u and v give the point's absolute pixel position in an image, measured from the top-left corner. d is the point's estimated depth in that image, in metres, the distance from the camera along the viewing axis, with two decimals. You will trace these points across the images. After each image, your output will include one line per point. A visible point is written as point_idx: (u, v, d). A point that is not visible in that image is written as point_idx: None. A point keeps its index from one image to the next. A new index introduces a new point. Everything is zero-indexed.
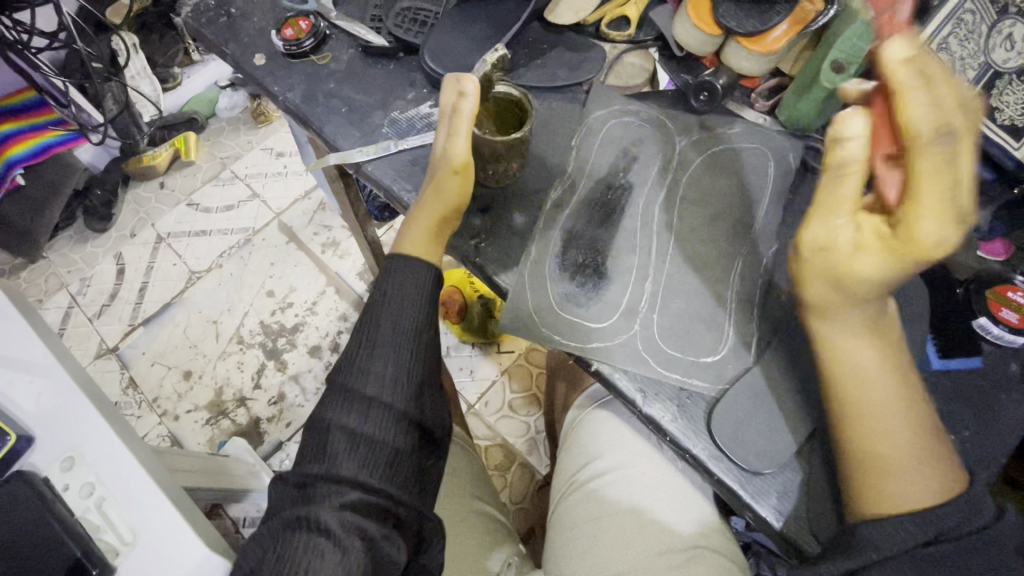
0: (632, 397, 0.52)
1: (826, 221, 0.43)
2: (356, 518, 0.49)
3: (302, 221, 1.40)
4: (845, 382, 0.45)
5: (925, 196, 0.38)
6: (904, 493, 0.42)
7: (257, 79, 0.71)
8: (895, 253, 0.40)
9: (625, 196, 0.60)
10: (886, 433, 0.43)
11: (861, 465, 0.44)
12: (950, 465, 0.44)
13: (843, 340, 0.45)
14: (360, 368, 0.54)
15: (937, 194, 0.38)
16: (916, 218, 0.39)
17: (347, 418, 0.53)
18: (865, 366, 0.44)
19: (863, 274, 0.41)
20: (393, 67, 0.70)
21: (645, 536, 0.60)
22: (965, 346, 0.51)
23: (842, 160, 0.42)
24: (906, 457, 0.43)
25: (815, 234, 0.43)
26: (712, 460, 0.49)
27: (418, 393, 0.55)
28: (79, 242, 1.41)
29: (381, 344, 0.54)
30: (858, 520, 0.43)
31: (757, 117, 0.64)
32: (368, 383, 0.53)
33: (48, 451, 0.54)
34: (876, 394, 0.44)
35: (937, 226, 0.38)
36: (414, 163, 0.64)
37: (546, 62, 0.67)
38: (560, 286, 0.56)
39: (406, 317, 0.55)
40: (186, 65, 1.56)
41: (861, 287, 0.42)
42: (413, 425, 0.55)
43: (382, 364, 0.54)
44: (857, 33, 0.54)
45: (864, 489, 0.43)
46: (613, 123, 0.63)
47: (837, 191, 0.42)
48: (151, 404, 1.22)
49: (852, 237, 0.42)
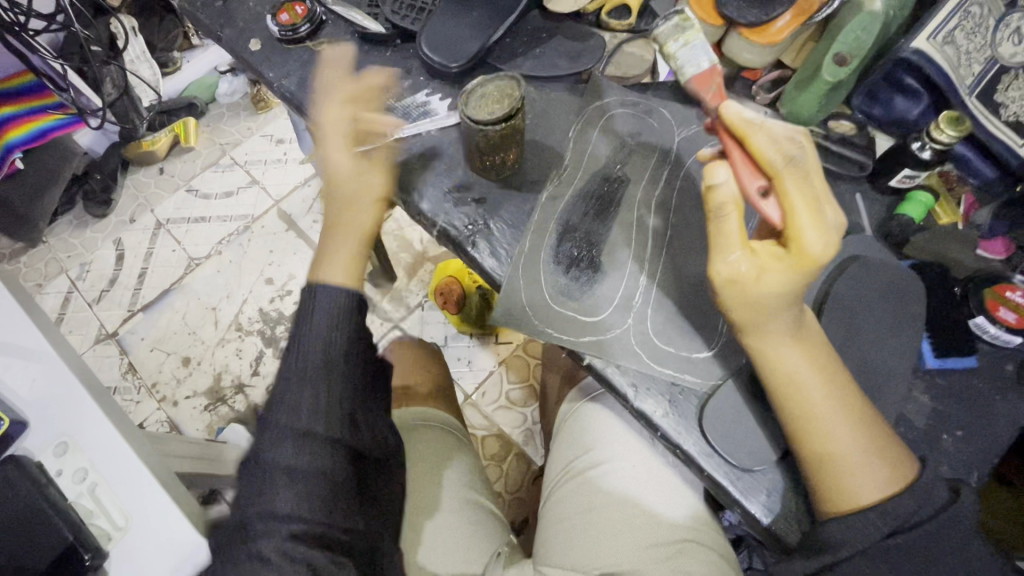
0: (624, 392, 0.52)
1: (726, 259, 0.44)
2: (296, 550, 0.49)
3: (302, 209, 1.39)
4: (785, 389, 0.45)
5: (800, 215, 0.42)
6: (864, 486, 0.44)
7: (253, 65, 0.70)
8: (795, 272, 0.42)
9: (622, 189, 0.59)
10: (831, 434, 0.44)
11: (816, 466, 0.45)
12: (897, 452, 0.45)
13: (780, 348, 0.45)
14: (290, 401, 0.53)
15: (810, 211, 0.41)
16: (803, 237, 0.42)
17: (281, 450, 0.52)
18: (800, 372, 0.45)
19: (777, 291, 0.43)
20: (390, 54, 0.69)
21: (635, 530, 0.60)
22: (961, 345, 0.51)
23: (722, 202, 0.44)
24: (857, 454, 0.44)
25: (720, 270, 0.44)
26: (702, 456, 0.49)
27: (353, 419, 0.55)
28: (79, 228, 1.41)
29: (320, 383, 0.54)
30: (826, 517, 0.45)
31: (757, 109, 0.62)
32: (308, 423, 0.53)
33: (41, 436, 0.54)
34: (812, 396, 0.45)
35: (819, 238, 0.41)
36: (409, 152, 0.63)
37: (545, 51, 0.66)
38: (555, 278, 0.56)
39: (329, 348, 0.54)
40: (186, 49, 1.54)
41: (773, 304, 0.43)
42: (348, 451, 0.55)
43: (315, 393, 0.53)
44: (860, 25, 0.54)
45: (824, 488, 0.45)
46: (611, 114, 0.63)
47: (726, 227, 0.44)
48: (151, 389, 1.22)
49: (757, 263, 0.44)
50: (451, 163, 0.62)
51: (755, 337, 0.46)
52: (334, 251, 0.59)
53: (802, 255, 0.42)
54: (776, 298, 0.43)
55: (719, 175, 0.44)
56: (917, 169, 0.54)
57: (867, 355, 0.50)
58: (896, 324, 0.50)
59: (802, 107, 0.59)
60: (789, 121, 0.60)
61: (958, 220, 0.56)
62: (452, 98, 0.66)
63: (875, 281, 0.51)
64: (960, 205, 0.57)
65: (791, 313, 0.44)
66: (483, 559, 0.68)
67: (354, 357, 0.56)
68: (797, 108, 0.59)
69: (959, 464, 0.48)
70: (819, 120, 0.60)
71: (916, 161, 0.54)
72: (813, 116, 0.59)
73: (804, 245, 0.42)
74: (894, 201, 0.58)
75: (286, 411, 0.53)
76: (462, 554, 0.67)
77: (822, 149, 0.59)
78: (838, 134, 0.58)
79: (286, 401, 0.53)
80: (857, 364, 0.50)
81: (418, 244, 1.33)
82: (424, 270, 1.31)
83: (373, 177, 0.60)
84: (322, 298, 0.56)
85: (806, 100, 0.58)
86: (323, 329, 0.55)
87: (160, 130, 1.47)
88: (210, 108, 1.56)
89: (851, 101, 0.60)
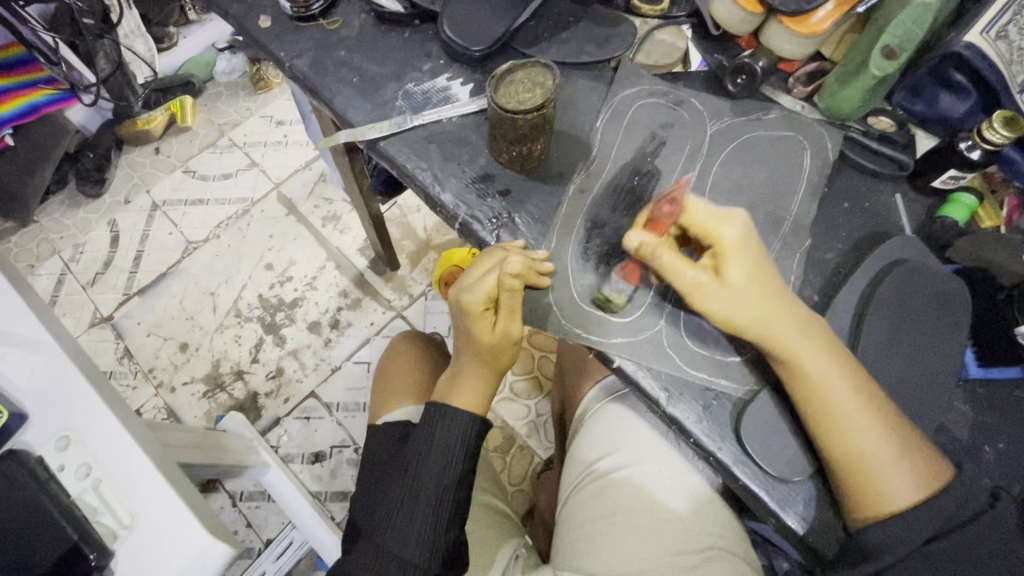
0: (656, 396, 0.50)
1: (701, 295, 0.47)
2: None
3: (303, 193, 1.36)
4: (809, 391, 0.46)
5: (694, 210, 0.48)
6: (898, 488, 0.44)
7: (262, 43, 0.67)
8: (738, 258, 0.47)
9: (652, 183, 0.57)
10: (856, 431, 0.44)
11: (853, 469, 0.44)
12: (933, 454, 0.45)
13: (794, 346, 0.46)
14: (394, 529, 0.54)
15: (696, 204, 0.48)
16: (712, 230, 0.48)
17: (386, 554, 0.54)
18: (815, 368, 0.45)
19: (738, 283, 0.47)
20: (407, 35, 0.66)
21: (659, 536, 0.60)
22: (1004, 354, 0.50)
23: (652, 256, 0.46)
24: (894, 455, 0.44)
25: (698, 298, 0.47)
26: (736, 465, 0.48)
27: (453, 519, 0.55)
28: (72, 208, 1.36)
29: (421, 510, 0.54)
30: (862, 522, 0.44)
31: (794, 103, 0.60)
32: (406, 548, 0.53)
33: (41, 429, 0.51)
34: (835, 395, 0.45)
35: (721, 217, 0.48)
36: (429, 139, 0.60)
37: (572, 36, 0.63)
38: (583, 276, 0.54)
39: (451, 450, 0.56)
40: (182, 25, 1.49)
41: (746, 304, 0.46)
42: (442, 560, 0.54)
43: (422, 526, 0.54)
44: (911, 17, 0.51)
45: (861, 492, 0.44)
46: (640, 104, 0.60)
47: (677, 270, 0.47)
48: (147, 374, 1.19)
49: (714, 276, 0.48)
50: (474, 152, 0.59)
51: (769, 344, 0.46)
52: (460, 379, 0.58)
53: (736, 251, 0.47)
54: (747, 296, 0.47)
55: (634, 239, 0.47)
56: (965, 169, 0.53)
57: (908, 363, 0.49)
58: (940, 332, 0.49)
59: (846, 103, 0.56)
60: (830, 117, 0.58)
61: (1001, 224, 0.55)
62: (474, 83, 0.63)
63: (920, 286, 0.50)
64: (1003, 208, 0.56)
65: (782, 308, 0.47)
66: (501, 563, 0.65)
67: (466, 485, 0.56)
68: (838, 103, 0.57)
69: (1002, 476, 0.47)
70: (860, 116, 0.58)
71: (965, 162, 0.52)
72: (853, 111, 0.57)
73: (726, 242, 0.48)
74: (934, 203, 0.56)
75: (388, 534, 0.54)
76: (479, 554, 0.66)
77: (860, 147, 0.58)
78: (878, 131, 0.57)
79: (386, 525, 0.54)
80: (897, 374, 0.48)
81: (422, 232, 1.31)
82: (427, 258, 1.29)
83: (477, 295, 0.53)
84: (448, 418, 0.56)
85: (851, 94, 0.55)
86: (439, 444, 0.56)
87: (157, 108, 1.42)
88: (208, 86, 1.51)
89: (891, 97, 0.58)
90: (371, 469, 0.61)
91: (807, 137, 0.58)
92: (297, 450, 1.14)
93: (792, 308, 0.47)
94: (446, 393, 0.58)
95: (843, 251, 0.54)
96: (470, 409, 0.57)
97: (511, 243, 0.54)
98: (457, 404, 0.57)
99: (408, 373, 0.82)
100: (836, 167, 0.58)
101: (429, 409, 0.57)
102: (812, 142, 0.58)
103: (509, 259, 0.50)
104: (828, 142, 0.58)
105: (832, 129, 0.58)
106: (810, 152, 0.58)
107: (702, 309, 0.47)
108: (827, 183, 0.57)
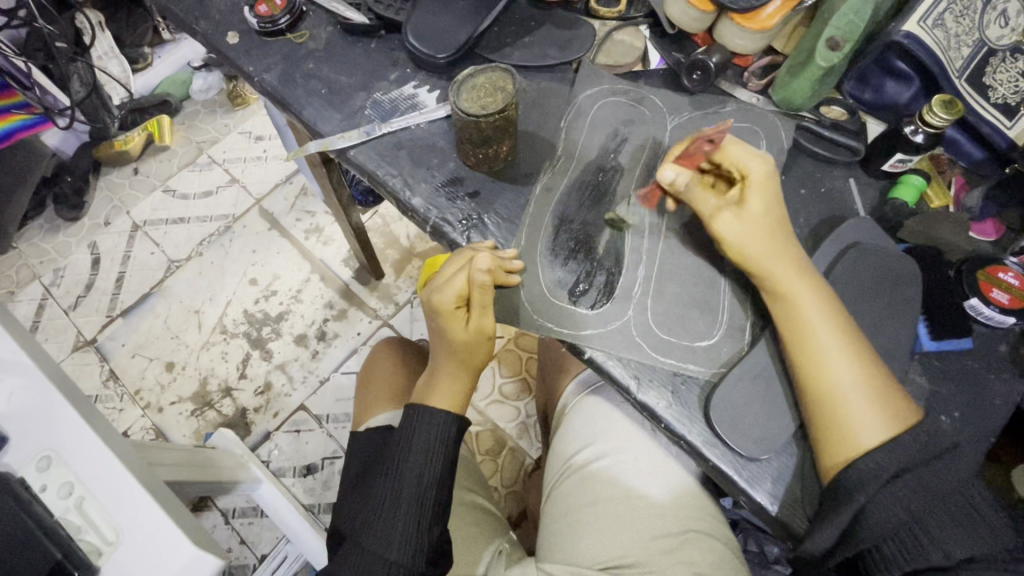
0: (626, 384, 0.52)
1: (721, 220, 0.50)
2: None
3: (284, 207, 1.36)
4: (796, 326, 0.48)
5: (730, 148, 0.52)
6: (862, 428, 0.45)
7: (231, 59, 0.68)
8: (759, 192, 0.50)
9: (616, 178, 0.59)
10: (836, 374, 0.46)
11: (826, 423, 0.46)
12: (908, 411, 0.46)
13: (781, 274, 0.48)
14: (377, 531, 0.54)
15: (733, 144, 0.52)
16: (744, 163, 0.51)
17: (369, 554, 0.54)
18: (809, 308, 0.47)
19: (757, 214, 0.50)
20: (374, 46, 0.67)
21: (639, 522, 0.62)
22: (956, 326, 0.52)
23: (691, 194, 0.52)
24: (865, 410, 0.45)
25: (723, 226, 0.50)
26: (707, 447, 0.49)
27: (433, 520, 0.55)
28: (50, 232, 1.35)
29: (404, 508, 0.55)
30: (836, 475, 0.45)
31: (749, 96, 0.62)
32: (390, 548, 0.54)
33: (22, 451, 0.51)
34: (819, 331, 0.47)
35: (753, 155, 0.52)
36: (398, 146, 0.62)
37: (533, 40, 0.65)
38: (553, 272, 0.56)
39: (430, 449, 0.56)
40: (157, 45, 1.50)
41: (759, 234, 0.49)
42: (425, 559, 0.55)
43: (405, 525, 0.54)
44: (852, 9, 0.54)
45: (829, 443, 0.46)
46: (602, 102, 0.62)
47: (704, 201, 0.51)
48: (134, 396, 1.19)
49: (734, 202, 0.51)
50: (443, 157, 0.61)
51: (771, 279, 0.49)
52: (439, 380, 0.59)
53: (760, 195, 0.50)
54: (760, 227, 0.49)
55: (668, 175, 0.52)
56: (911, 152, 0.55)
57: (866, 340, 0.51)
58: (892, 310, 0.51)
59: (795, 93, 0.59)
60: (783, 107, 0.61)
61: (950, 203, 0.58)
62: (440, 89, 0.64)
63: (872, 267, 0.52)
64: (951, 187, 0.60)
65: (788, 248, 0.49)
66: (485, 560, 0.66)
67: (445, 485, 0.57)
68: (789, 94, 0.59)
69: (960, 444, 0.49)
70: (813, 104, 0.60)
71: (910, 145, 0.54)
72: (804, 102, 0.59)
73: (752, 189, 0.51)
74: (886, 185, 0.59)
75: (370, 533, 0.54)
76: (464, 554, 0.66)
77: (813, 135, 0.60)
78: (830, 120, 0.60)
79: (370, 525, 0.55)
80: None
81: (405, 240, 1.31)
82: (411, 266, 1.30)
83: (449, 294, 0.54)
84: (426, 419, 0.57)
85: (799, 85, 0.58)
86: (417, 444, 0.56)
87: (133, 128, 1.42)
88: (185, 105, 1.51)
89: (842, 86, 0.61)
90: (355, 474, 0.62)
91: (763, 127, 0.60)
92: (288, 463, 1.14)
93: (794, 252, 0.49)
94: (424, 394, 0.59)
95: (801, 235, 0.57)
96: (447, 409, 0.58)
97: (481, 244, 0.56)
98: (436, 405, 0.58)
99: (393, 379, 0.83)
100: (792, 155, 0.60)
101: (407, 410, 0.58)
102: (767, 132, 0.60)
103: (477, 257, 0.51)
104: (782, 131, 0.60)
105: (787, 119, 0.61)
106: (766, 142, 0.60)
107: (720, 234, 0.50)
108: (782, 170, 0.59)
